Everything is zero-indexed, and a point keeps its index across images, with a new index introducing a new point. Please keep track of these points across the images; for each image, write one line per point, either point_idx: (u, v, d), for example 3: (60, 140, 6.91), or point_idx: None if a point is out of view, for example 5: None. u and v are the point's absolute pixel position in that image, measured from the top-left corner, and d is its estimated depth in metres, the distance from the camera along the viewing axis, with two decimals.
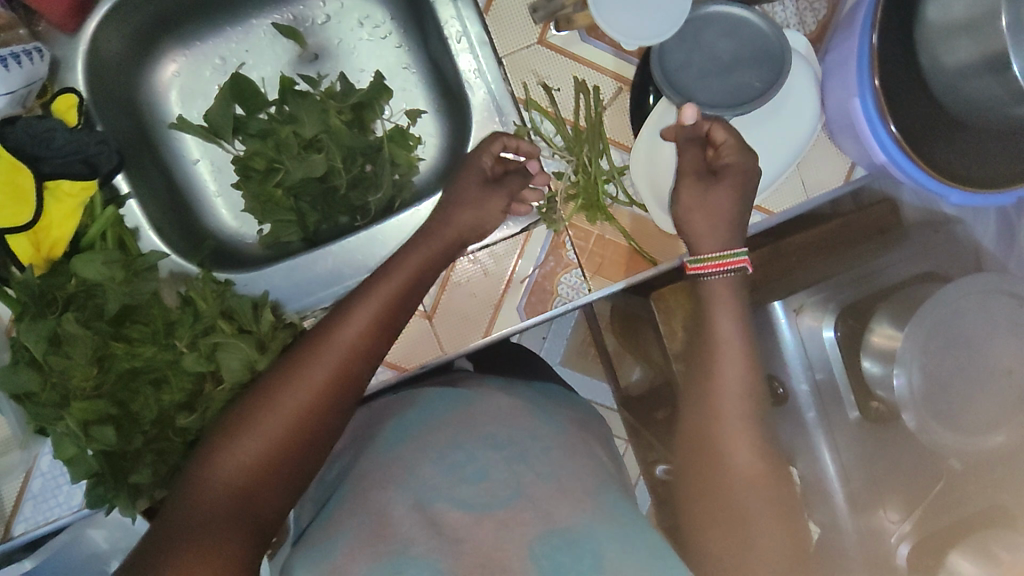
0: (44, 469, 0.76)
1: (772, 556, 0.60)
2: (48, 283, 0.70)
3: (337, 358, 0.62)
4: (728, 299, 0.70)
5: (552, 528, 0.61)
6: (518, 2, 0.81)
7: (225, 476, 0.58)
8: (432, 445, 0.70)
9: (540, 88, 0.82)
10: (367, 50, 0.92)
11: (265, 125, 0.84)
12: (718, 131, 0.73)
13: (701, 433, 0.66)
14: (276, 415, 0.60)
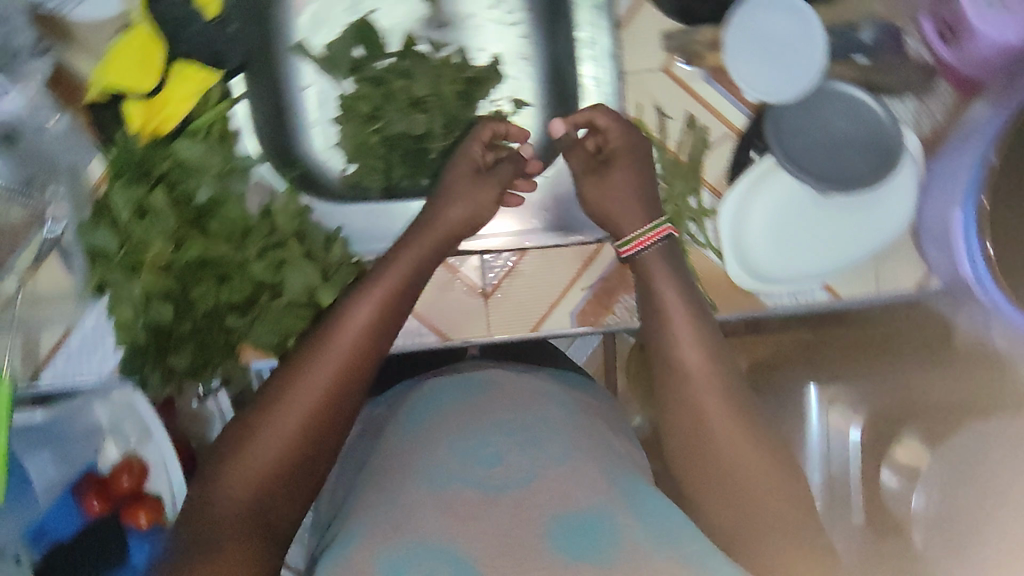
0: (85, 329, 0.78)
1: (798, 546, 0.57)
2: (149, 154, 0.73)
3: (337, 362, 0.61)
4: (659, 267, 0.70)
5: (563, 513, 0.58)
6: (654, 24, 0.80)
7: (234, 491, 0.57)
8: (444, 434, 0.68)
9: (653, 112, 0.81)
10: (492, 28, 0.88)
11: (380, 73, 0.83)
12: (598, 119, 0.75)
13: (686, 429, 0.62)
14: (283, 424, 0.59)
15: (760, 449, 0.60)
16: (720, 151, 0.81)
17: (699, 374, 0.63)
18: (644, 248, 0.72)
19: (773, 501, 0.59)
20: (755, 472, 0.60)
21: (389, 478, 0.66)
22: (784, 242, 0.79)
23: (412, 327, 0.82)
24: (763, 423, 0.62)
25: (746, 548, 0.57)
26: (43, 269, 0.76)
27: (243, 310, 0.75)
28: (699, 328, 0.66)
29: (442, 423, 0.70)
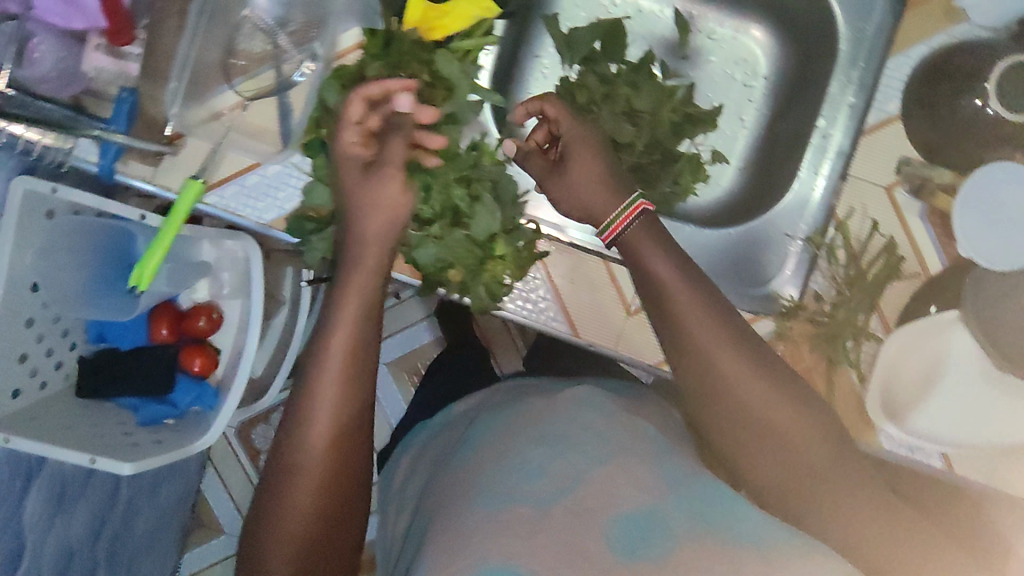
0: (266, 174, 0.77)
1: (856, 510, 0.63)
2: (414, 52, 0.74)
3: (336, 400, 0.62)
4: (654, 246, 0.70)
5: (618, 512, 0.61)
6: (897, 145, 0.81)
7: (288, 538, 0.61)
8: (489, 458, 0.70)
9: (862, 222, 0.81)
10: (728, 84, 0.96)
11: (610, 76, 0.92)
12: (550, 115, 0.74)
13: (730, 416, 0.65)
14: (306, 480, 0.61)
15: (803, 411, 0.66)
16: (905, 285, 0.80)
17: (726, 356, 0.65)
18: (627, 227, 0.71)
19: (824, 449, 0.65)
20: (813, 441, 0.65)
21: (453, 488, 0.69)
22: (933, 389, 0.80)
23: (547, 308, 0.81)
24: (805, 396, 0.67)
25: (807, 510, 0.64)
26: (259, 104, 0.78)
27: (419, 224, 0.77)
28: (712, 316, 0.66)
29: (489, 447, 0.72)
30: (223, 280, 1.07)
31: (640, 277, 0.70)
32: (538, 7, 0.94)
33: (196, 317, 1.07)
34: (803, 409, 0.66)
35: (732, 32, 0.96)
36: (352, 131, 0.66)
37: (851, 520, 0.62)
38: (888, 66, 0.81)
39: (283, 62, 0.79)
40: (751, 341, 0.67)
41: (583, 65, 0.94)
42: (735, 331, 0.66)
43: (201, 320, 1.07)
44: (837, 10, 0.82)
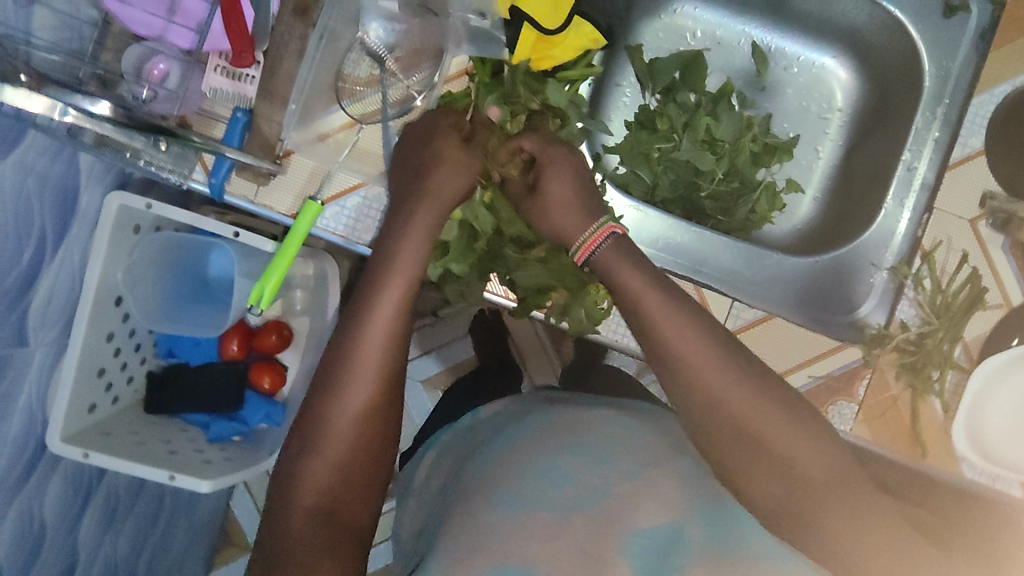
0: (372, 195, 0.78)
1: (876, 529, 0.55)
2: (526, 82, 0.77)
3: (385, 339, 0.62)
4: (627, 258, 0.67)
5: (643, 529, 0.61)
6: (981, 179, 0.84)
7: (319, 475, 0.59)
8: (516, 463, 0.70)
9: (946, 254, 0.84)
10: (803, 116, 0.99)
11: (690, 104, 0.93)
12: (526, 141, 0.74)
13: (724, 433, 0.59)
14: (346, 414, 0.60)
15: (812, 437, 0.59)
16: (989, 315, 0.83)
17: (715, 372, 0.60)
18: (598, 246, 0.69)
19: (832, 479, 0.58)
20: (821, 467, 0.58)
21: (470, 497, 0.69)
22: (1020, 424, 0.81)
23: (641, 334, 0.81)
24: (788, 395, 0.60)
25: (811, 531, 0.57)
26: (366, 126, 0.80)
27: (522, 247, 0.79)
28: (699, 329, 0.62)
29: (517, 451, 0.72)
30: (296, 298, 1.07)
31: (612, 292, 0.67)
32: (623, 37, 0.97)
33: (267, 333, 1.06)
34: (810, 435, 0.59)
35: (810, 65, 0.98)
36: (448, 121, 0.74)
37: (867, 541, 0.55)
38: (973, 102, 0.85)
39: (388, 87, 0.81)
40: (748, 361, 0.62)
41: (662, 95, 0.96)
42: (730, 352, 0.61)
43: (272, 337, 1.06)
44: (923, 49, 0.85)
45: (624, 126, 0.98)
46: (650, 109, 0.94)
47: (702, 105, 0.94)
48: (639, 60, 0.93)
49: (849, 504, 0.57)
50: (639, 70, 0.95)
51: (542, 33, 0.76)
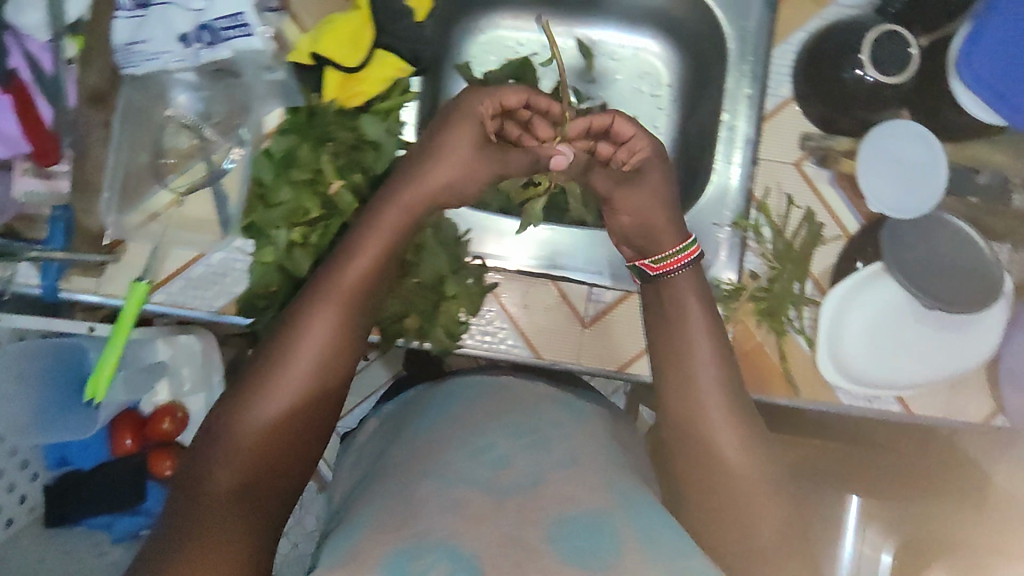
0: (211, 262, 0.81)
1: (771, 530, 0.70)
2: (338, 121, 0.78)
3: (322, 345, 0.69)
4: (690, 293, 0.80)
5: (564, 514, 0.61)
6: (796, 124, 0.88)
7: (234, 458, 0.63)
8: (454, 435, 0.73)
9: (779, 198, 0.87)
10: (635, 98, 1.03)
11: None
12: (619, 124, 0.81)
13: (699, 462, 0.73)
14: (275, 405, 0.66)
15: (772, 503, 0.71)
16: (829, 248, 0.87)
17: (717, 409, 0.74)
18: (673, 270, 0.81)
19: (775, 541, 0.69)
20: (766, 532, 0.69)
21: (398, 474, 0.69)
22: (878, 351, 0.85)
23: (507, 337, 0.86)
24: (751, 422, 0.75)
25: (719, 536, 0.70)
26: (194, 196, 0.81)
27: None
28: (717, 372, 0.76)
29: (454, 426, 0.75)
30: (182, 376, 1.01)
31: (670, 317, 0.80)
32: (451, 58, 0.98)
33: (159, 419, 1.02)
34: (772, 495, 0.71)
35: (631, 49, 1.02)
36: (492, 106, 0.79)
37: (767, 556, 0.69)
38: (775, 54, 0.89)
39: (212, 152, 0.81)
40: (748, 415, 0.76)
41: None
42: (731, 388, 0.76)
43: (165, 422, 1.02)
44: (721, 15, 0.90)
45: None
46: None
47: None
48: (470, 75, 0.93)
49: (763, 516, 0.70)
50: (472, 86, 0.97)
51: (347, 73, 0.77)
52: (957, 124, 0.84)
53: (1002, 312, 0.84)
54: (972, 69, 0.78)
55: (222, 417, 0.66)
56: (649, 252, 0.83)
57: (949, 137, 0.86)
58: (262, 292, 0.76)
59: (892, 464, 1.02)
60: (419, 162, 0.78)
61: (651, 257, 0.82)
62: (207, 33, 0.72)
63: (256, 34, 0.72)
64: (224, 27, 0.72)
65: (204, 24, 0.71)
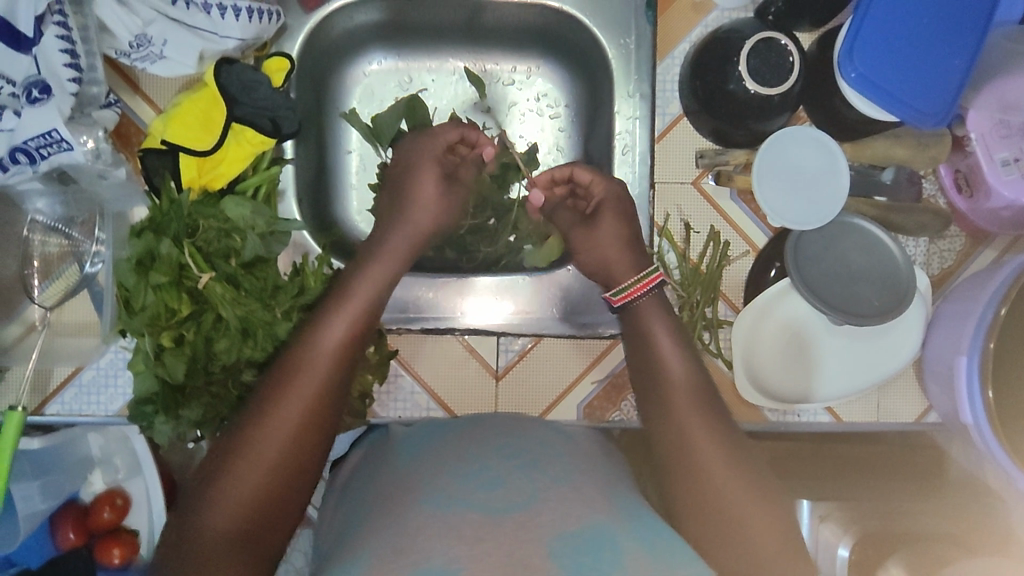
0: (101, 364, 0.79)
1: (768, 545, 0.62)
2: (198, 211, 0.74)
3: (320, 375, 0.67)
4: (655, 318, 0.78)
5: (566, 531, 0.58)
6: (690, 141, 0.85)
7: (234, 499, 0.61)
8: (444, 463, 0.68)
9: (679, 222, 0.85)
10: (533, 122, 0.97)
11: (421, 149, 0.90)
12: (579, 172, 0.83)
13: (688, 478, 0.65)
14: (272, 443, 0.64)
15: (767, 511, 0.64)
16: (739, 264, 0.85)
17: (698, 418, 0.69)
18: (638, 296, 0.79)
19: (771, 550, 0.61)
20: (762, 546, 0.62)
21: (388, 505, 0.65)
22: (790, 367, 0.83)
23: (420, 400, 0.85)
24: (720, 412, 0.71)
25: (720, 552, 0.62)
26: (71, 304, 0.79)
27: (261, 367, 0.75)
28: (692, 387, 0.72)
29: (436, 454, 0.71)
30: (114, 461, 0.83)
31: (639, 334, 0.78)
32: (333, 107, 0.93)
33: (99, 508, 0.81)
34: (761, 500, 0.64)
35: (524, 71, 0.96)
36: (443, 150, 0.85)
37: (757, 556, 0.61)
38: (658, 70, 0.86)
39: (82, 254, 0.78)
40: (726, 427, 0.70)
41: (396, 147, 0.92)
42: (708, 400, 0.71)
43: (105, 511, 0.81)
44: (599, 33, 0.85)
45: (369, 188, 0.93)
46: (385, 166, 0.90)
47: None
48: (355, 123, 0.88)
49: (758, 523, 0.63)
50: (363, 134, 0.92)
51: (201, 157, 0.75)
52: (855, 124, 0.81)
53: (919, 310, 0.83)
54: (858, 72, 0.75)
55: (220, 455, 0.64)
56: (613, 286, 0.82)
57: (849, 135, 0.83)
58: (145, 401, 0.72)
59: (889, 461, 0.87)
60: (405, 217, 0.81)
61: (612, 290, 0.81)
62: (22, 156, 0.64)
63: (77, 147, 0.65)
64: (39, 147, 0.64)
65: (17, 146, 0.63)
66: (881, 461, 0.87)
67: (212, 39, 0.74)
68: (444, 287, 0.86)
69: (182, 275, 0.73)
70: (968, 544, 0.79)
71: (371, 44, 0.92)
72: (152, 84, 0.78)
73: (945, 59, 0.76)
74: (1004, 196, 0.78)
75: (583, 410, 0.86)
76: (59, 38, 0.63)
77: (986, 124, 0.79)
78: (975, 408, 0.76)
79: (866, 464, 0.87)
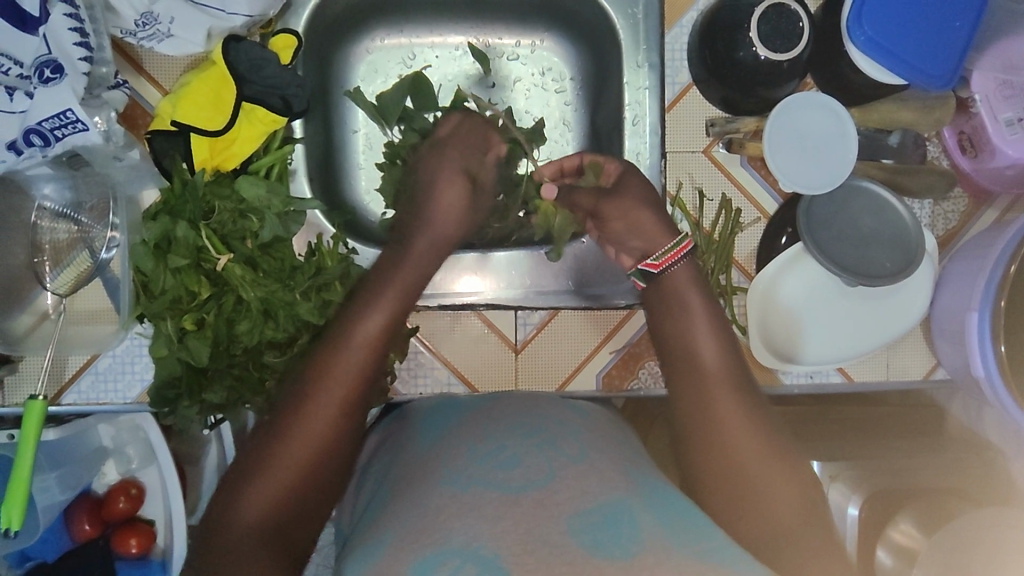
0: (118, 351, 0.77)
1: (785, 506, 0.62)
2: (212, 191, 0.74)
3: (354, 364, 0.64)
4: (691, 286, 0.78)
5: (586, 508, 0.56)
6: (699, 111, 0.86)
7: (263, 494, 0.58)
8: (463, 442, 0.67)
9: (692, 191, 0.86)
10: (538, 96, 0.96)
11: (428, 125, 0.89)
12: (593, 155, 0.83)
13: (711, 452, 0.65)
14: (303, 440, 0.61)
15: (787, 478, 0.64)
16: (752, 232, 0.87)
17: (726, 396, 0.69)
18: (673, 263, 0.79)
19: (797, 525, 0.61)
20: (782, 507, 0.62)
21: (413, 481, 0.64)
22: (801, 329, 0.85)
23: (441, 376, 0.85)
24: (750, 387, 0.70)
25: (744, 526, 0.61)
26: (84, 291, 0.78)
27: (282, 348, 0.75)
28: (723, 367, 0.71)
29: (461, 432, 0.70)
30: (126, 453, 0.81)
31: (680, 313, 0.76)
32: (338, 85, 0.92)
33: (113, 498, 0.80)
34: (776, 460, 0.64)
35: (528, 44, 0.95)
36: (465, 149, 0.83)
37: (778, 523, 0.61)
38: (667, 40, 0.86)
39: (93, 241, 0.76)
40: (748, 400, 0.69)
41: (402, 125, 0.90)
42: (740, 382, 0.70)
43: (120, 501, 0.80)
44: (606, 4, 0.85)
45: (377, 167, 0.92)
46: (392, 144, 0.89)
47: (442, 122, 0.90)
48: (362, 100, 0.87)
49: (778, 492, 0.63)
50: (368, 113, 0.90)
51: (212, 137, 0.74)
52: (862, 89, 0.82)
53: (928, 272, 0.86)
54: (867, 35, 0.76)
55: (250, 452, 0.62)
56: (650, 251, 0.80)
57: (855, 100, 0.84)
58: (167, 385, 0.72)
59: (894, 425, 0.91)
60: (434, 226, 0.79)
61: (653, 255, 0.80)
62: (36, 137, 0.63)
63: (92, 127, 0.64)
64: (53, 128, 0.63)
65: (31, 128, 0.62)
66: (884, 420, 0.91)
67: (220, 16, 0.72)
68: (452, 265, 0.87)
69: (201, 258, 0.73)
70: (977, 492, 0.81)
71: (374, 20, 0.91)
72: (157, 64, 0.77)
73: (951, 26, 0.77)
74: (1008, 154, 0.81)
75: (602, 378, 0.87)
76: (67, 16, 0.62)
77: (989, 85, 0.82)
78: (985, 361, 0.79)
79: (868, 428, 0.91)
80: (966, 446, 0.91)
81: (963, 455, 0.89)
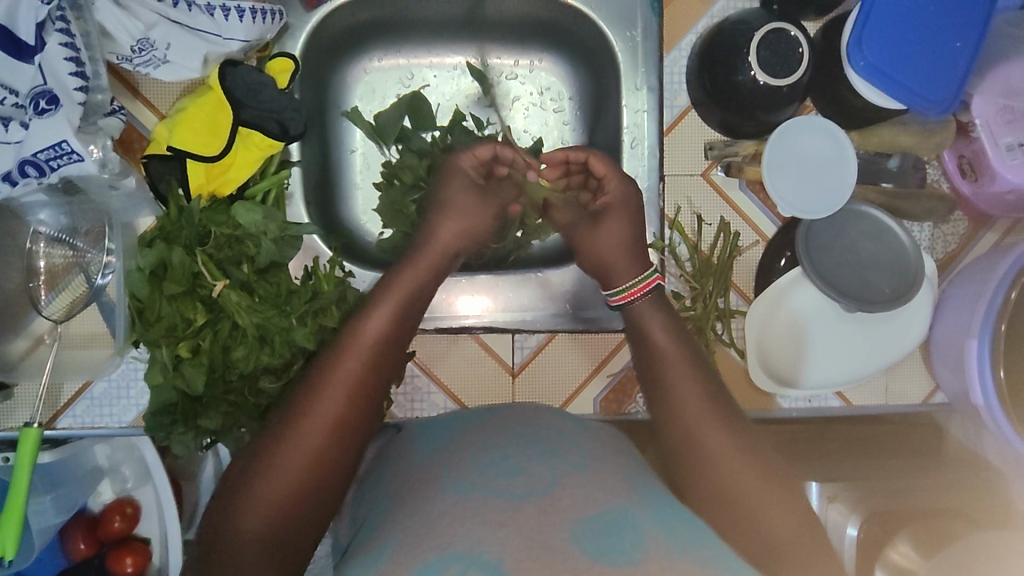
0: (112, 376, 0.77)
1: (778, 523, 0.61)
2: (208, 218, 0.74)
3: (356, 373, 0.65)
4: (655, 312, 0.77)
5: (587, 515, 0.56)
6: (697, 134, 0.86)
7: (260, 503, 0.59)
8: (467, 449, 0.67)
9: (690, 216, 0.86)
10: (536, 115, 0.96)
11: (426, 146, 0.89)
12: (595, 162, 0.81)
13: (694, 470, 0.64)
14: (297, 452, 0.60)
15: (782, 495, 0.63)
16: (750, 255, 0.86)
17: (704, 414, 0.67)
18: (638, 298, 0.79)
19: (790, 539, 0.61)
20: (778, 525, 0.61)
21: (411, 491, 0.64)
22: (801, 353, 0.85)
23: (438, 400, 0.85)
24: (729, 406, 0.69)
25: (732, 535, 0.61)
26: (79, 317, 0.77)
27: (278, 373, 0.74)
28: (695, 382, 0.70)
29: (455, 446, 0.69)
30: (122, 472, 0.80)
31: (646, 337, 0.75)
32: (335, 106, 0.92)
33: (109, 518, 0.79)
34: (766, 480, 0.63)
35: (527, 64, 0.95)
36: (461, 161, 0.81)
37: (770, 528, 0.61)
38: (665, 63, 0.85)
39: (89, 265, 0.76)
40: (732, 415, 0.69)
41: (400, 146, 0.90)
42: (713, 394, 0.69)
43: (115, 521, 0.79)
44: (605, 25, 0.84)
45: (374, 188, 0.91)
46: (389, 164, 0.88)
47: (439, 143, 0.89)
48: (359, 121, 0.87)
49: (768, 502, 0.62)
50: (366, 133, 0.90)
51: (209, 163, 0.74)
52: (861, 113, 0.82)
53: (927, 296, 0.85)
54: (866, 61, 0.75)
55: (250, 459, 0.62)
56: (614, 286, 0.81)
57: (854, 124, 0.84)
58: (162, 411, 0.71)
59: (893, 445, 0.90)
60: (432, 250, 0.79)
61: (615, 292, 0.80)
62: (31, 169, 0.63)
63: (87, 158, 0.64)
64: (48, 159, 0.63)
65: (26, 159, 0.62)
66: (882, 439, 0.90)
67: (216, 41, 0.72)
68: (451, 286, 0.87)
69: (196, 284, 0.73)
70: (980, 514, 0.81)
71: (372, 41, 0.91)
72: (153, 89, 0.77)
73: (951, 48, 0.77)
74: (1009, 179, 0.80)
75: (599, 401, 0.86)
76: (63, 45, 0.62)
77: (990, 110, 0.81)
78: (984, 389, 0.78)
79: (866, 445, 0.89)
80: (969, 467, 0.90)
81: (965, 476, 0.88)
